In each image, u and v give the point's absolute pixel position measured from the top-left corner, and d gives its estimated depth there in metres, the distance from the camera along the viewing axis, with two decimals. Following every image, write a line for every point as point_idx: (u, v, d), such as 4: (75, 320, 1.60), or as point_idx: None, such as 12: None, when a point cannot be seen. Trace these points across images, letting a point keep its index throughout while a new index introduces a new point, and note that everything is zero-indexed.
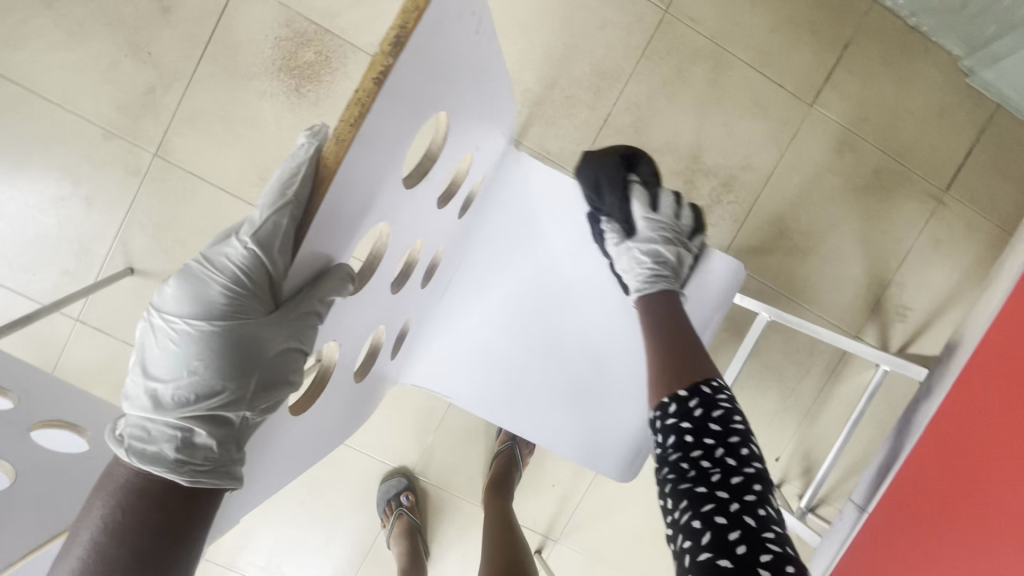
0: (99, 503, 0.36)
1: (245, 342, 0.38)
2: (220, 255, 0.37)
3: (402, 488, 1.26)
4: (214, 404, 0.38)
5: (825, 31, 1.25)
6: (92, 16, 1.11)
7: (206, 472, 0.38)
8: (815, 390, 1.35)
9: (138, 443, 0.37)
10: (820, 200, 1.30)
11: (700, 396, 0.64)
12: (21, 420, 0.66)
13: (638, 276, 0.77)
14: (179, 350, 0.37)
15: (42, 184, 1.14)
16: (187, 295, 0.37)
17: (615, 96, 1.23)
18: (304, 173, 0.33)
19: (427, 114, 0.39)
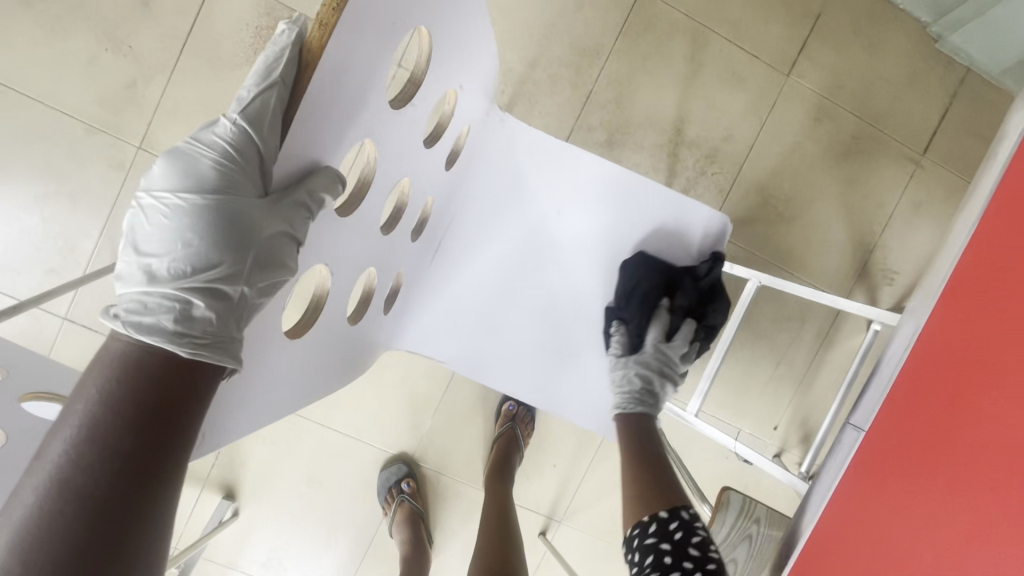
0: (95, 376, 0.33)
1: (241, 217, 0.36)
2: (208, 133, 0.36)
3: (402, 475, 1.25)
4: (212, 277, 0.36)
5: (796, 3, 1.28)
6: (70, 12, 1.11)
7: (208, 346, 0.35)
8: (809, 357, 1.36)
9: (135, 314, 0.34)
10: (803, 168, 1.32)
11: (680, 519, 0.65)
12: (11, 392, 0.66)
13: (622, 393, 0.81)
14: (173, 223, 0.35)
15: (25, 183, 1.13)
16: (178, 171, 0.36)
17: (595, 74, 1.25)
18: (289, 57, 0.34)
19: (407, 28, 0.39)
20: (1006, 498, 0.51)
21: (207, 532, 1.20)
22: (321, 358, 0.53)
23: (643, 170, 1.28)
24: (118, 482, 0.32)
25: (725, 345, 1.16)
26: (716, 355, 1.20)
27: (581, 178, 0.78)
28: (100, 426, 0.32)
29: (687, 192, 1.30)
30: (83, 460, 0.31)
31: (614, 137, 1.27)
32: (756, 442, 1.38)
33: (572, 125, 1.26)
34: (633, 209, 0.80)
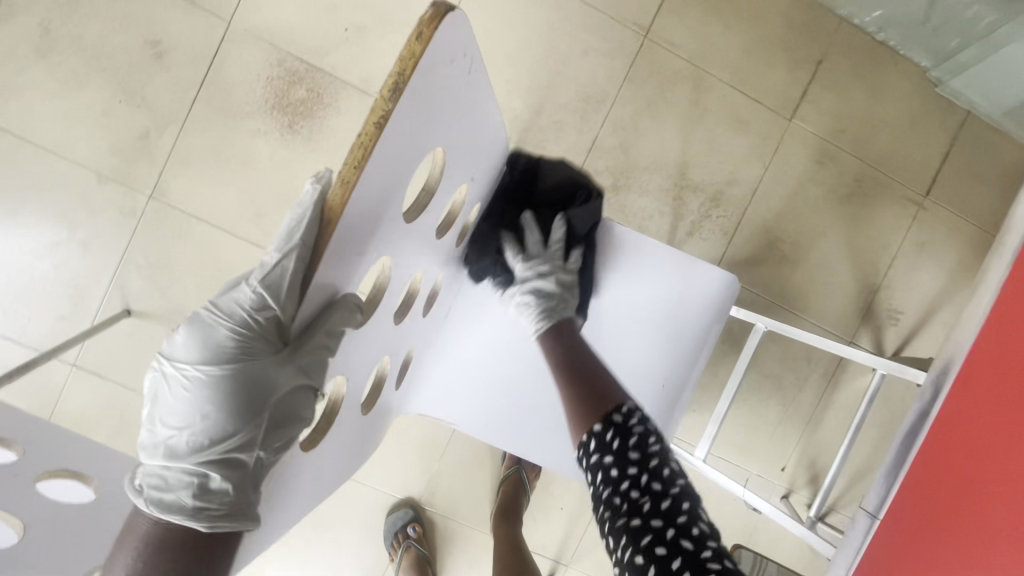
0: (125, 556, 0.35)
1: (258, 386, 0.38)
2: (228, 300, 0.38)
3: (409, 519, 1.25)
4: (226, 448, 0.37)
5: (798, 49, 1.30)
6: (85, 65, 1.13)
7: (227, 517, 0.37)
8: (816, 397, 1.36)
9: (158, 492, 0.37)
10: (807, 210, 1.33)
11: (613, 427, 0.56)
12: (27, 472, 0.66)
13: (532, 321, 0.73)
14: (192, 395, 0.37)
15: (38, 231, 1.14)
16: (198, 342, 0.37)
17: (600, 120, 1.26)
18: (310, 218, 0.34)
19: (422, 152, 0.41)
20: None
21: None
22: (332, 456, 0.54)
23: (648, 213, 1.29)
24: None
25: (733, 392, 1.16)
26: (722, 401, 1.20)
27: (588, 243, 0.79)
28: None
29: (693, 234, 1.31)
30: None
31: (619, 181, 1.28)
32: (764, 482, 1.38)
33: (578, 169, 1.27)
34: (640, 268, 0.80)
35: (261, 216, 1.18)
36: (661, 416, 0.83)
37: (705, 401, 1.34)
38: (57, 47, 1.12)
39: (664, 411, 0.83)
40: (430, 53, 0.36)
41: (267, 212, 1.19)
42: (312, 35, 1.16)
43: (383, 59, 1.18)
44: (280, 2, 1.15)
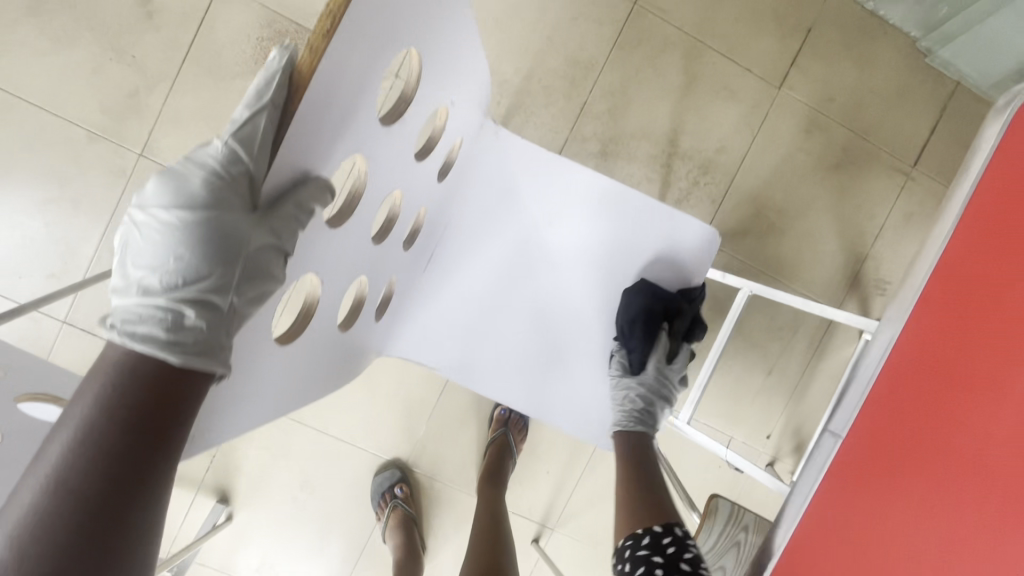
0: (96, 382, 0.33)
1: (235, 230, 0.37)
2: (203, 154, 0.37)
3: (396, 480, 1.26)
4: (202, 288, 0.37)
5: (788, 18, 1.30)
6: (75, 23, 1.13)
7: (198, 354, 0.35)
8: (801, 365, 1.37)
9: (129, 325, 0.35)
10: (795, 179, 1.34)
11: (675, 535, 0.70)
12: (10, 393, 0.68)
13: (622, 413, 0.84)
14: (163, 236, 0.36)
15: (28, 188, 1.15)
16: (168, 188, 0.36)
17: (590, 86, 1.27)
18: (280, 81, 0.34)
19: (395, 52, 0.40)
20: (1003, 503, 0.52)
21: (201, 536, 1.21)
22: (313, 362, 0.54)
23: (636, 180, 1.30)
24: (117, 489, 0.32)
25: (716, 355, 1.17)
26: (707, 365, 1.22)
27: (576, 193, 0.80)
28: (97, 432, 0.32)
29: (681, 202, 1.32)
30: (81, 466, 0.31)
31: (607, 147, 1.29)
32: (749, 450, 1.39)
33: (567, 135, 1.28)
34: (626, 222, 0.81)
35: None
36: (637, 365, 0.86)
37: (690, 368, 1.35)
38: (48, 4, 1.12)
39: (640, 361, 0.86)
40: None
41: None
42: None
43: None
44: None
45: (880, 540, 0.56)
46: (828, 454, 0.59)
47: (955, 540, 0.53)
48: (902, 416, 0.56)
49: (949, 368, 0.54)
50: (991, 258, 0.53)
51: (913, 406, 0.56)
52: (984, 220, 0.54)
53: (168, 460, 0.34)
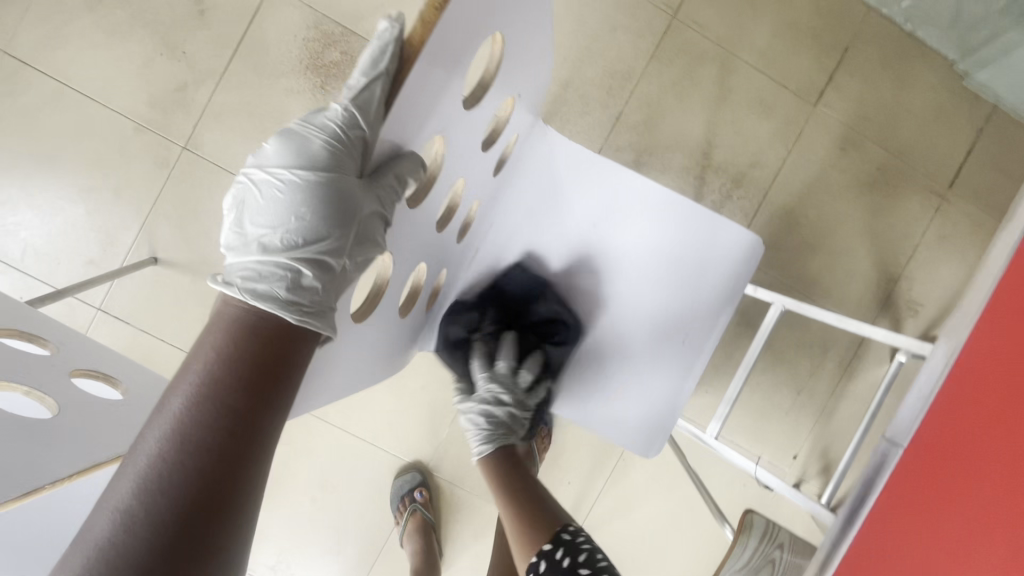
0: (213, 337, 0.36)
1: (351, 195, 0.39)
2: (320, 115, 0.39)
3: (416, 483, 1.25)
4: (319, 249, 0.39)
5: (825, 36, 1.31)
6: (131, 18, 1.17)
7: (313, 314, 0.39)
8: (831, 385, 1.35)
9: (252, 282, 0.38)
10: (828, 196, 1.34)
11: (563, 544, 0.69)
12: (62, 365, 0.66)
13: (478, 439, 0.80)
14: (286, 197, 0.39)
15: (74, 176, 1.18)
16: (291, 149, 0.39)
17: (626, 96, 1.28)
18: (391, 55, 0.35)
19: (485, 36, 0.41)
20: None
21: None
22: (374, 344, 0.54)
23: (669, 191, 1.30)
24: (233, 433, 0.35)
25: (748, 369, 1.15)
26: (735, 381, 1.20)
27: (621, 197, 0.80)
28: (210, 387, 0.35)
29: None
30: (206, 414, 0.34)
31: (641, 157, 1.29)
32: (774, 470, 1.36)
33: (602, 144, 1.28)
34: (669, 228, 0.80)
35: None
36: (683, 370, 0.83)
37: (718, 382, 1.34)
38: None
39: (685, 366, 0.83)
40: None
41: None
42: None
43: None
44: None
45: (935, 553, 0.57)
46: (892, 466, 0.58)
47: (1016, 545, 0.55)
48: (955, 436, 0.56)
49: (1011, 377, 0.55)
50: None
51: (976, 416, 0.56)
52: None
53: (276, 418, 0.37)
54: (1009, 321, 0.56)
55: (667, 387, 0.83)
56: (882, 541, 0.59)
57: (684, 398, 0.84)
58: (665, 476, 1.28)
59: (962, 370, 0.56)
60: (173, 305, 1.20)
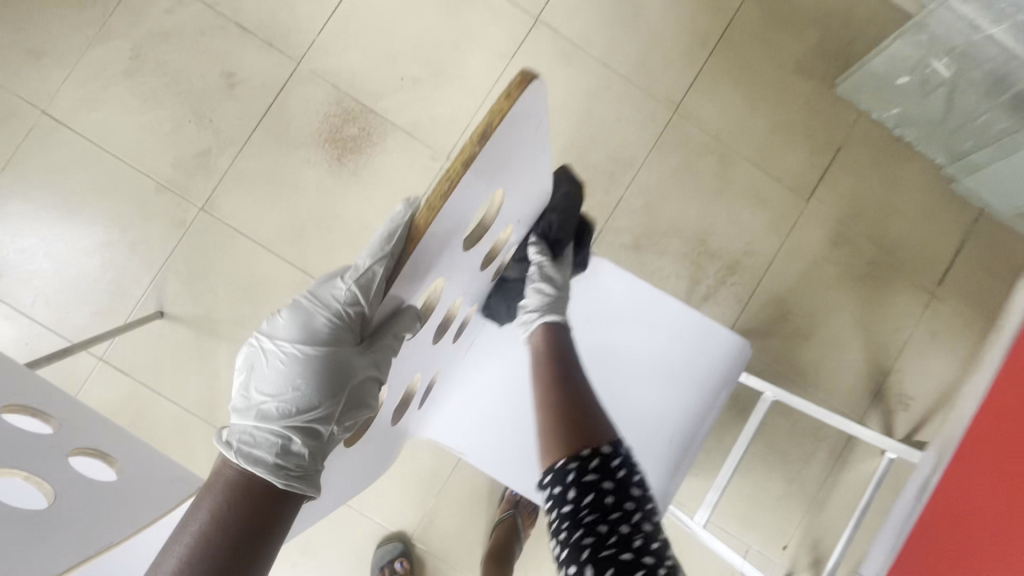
0: (210, 499, 0.41)
1: (348, 369, 0.46)
2: (329, 292, 0.46)
3: (397, 554, 1.23)
4: (310, 418, 0.46)
5: (819, 136, 1.38)
6: (165, 87, 1.24)
7: (298, 478, 0.44)
8: (822, 475, 1.33)
9: (246, 446, 0.43)
10: (821, 286, 1.37)
11: (599, 459, 0.61)
12: (60, 446, 0.65)
13: (541, 305, 0.75)
14: (287, 369, 0.46)
15: (95, 230, 1.23)
16: (297, 324, 0.46)
17: (627, 182, 1.34)
18: (399, 234, 0.40)
19: (486, 195, 0.45)
20: None
21: None
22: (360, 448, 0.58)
23: (665, 274, 1.34)
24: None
25: (736, 460, 1.16)
26: (725, 469, 1.20)
27: (614, 291, 0.84)
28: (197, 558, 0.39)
29: (708, 299, 1.35)
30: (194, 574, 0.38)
31: (640, 240, 1.34)
32: (764, 561, 1.33)
33: (603, 225, 1.34)
34: (660, 325, 0.83)
35: (299, 237, 1.25)
36: (669, 468, 0.84)
37: (708, 465, 1.33)
38: (144, 70, 1.24)
39: (676, 461, 0.84)
40: (518, 107, 0.40)
41: (306, 234, 1.26)
42: (370, 81, 1.27)
43: (432, 109, 1.28)
44: (348, 51, 1.27)
45: None
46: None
47: None
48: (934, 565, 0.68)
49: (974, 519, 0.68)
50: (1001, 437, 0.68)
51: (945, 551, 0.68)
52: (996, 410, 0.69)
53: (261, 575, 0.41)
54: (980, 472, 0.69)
55: (656, 481, 0.84)
56: None
57: (673, 488, 0.85)
58: None
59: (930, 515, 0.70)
60: (175, 359, 1.23)
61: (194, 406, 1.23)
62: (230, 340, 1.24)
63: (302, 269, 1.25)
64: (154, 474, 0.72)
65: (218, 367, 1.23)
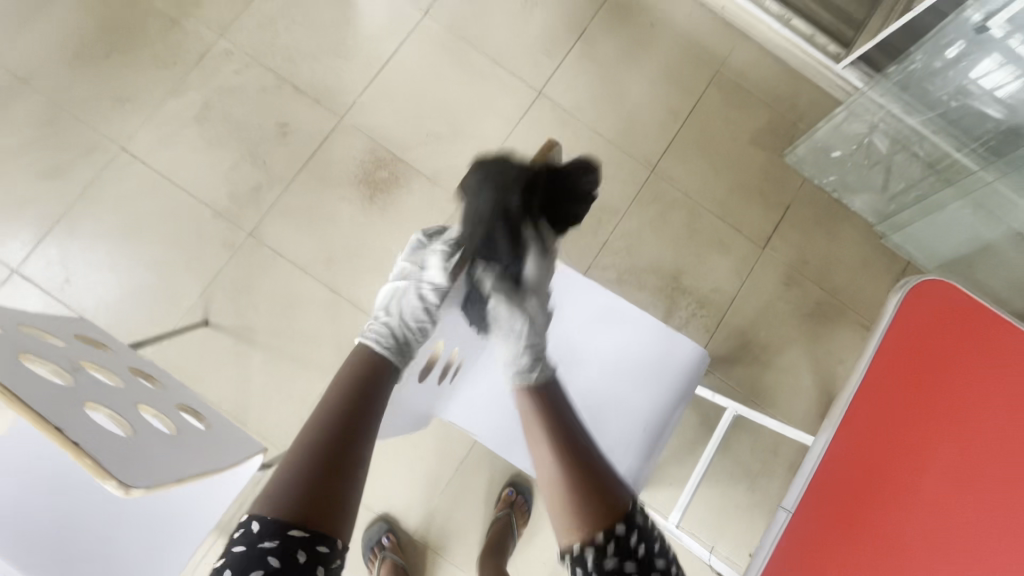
0: (362, 353, 0.88)
1: (417, 315, 0.90)
2: (416, 269, 0.94)
3: (383, 531, 1.38)
4: (401, 321, 0.91)
5: (771, 196, 1.65)
6: (227, 133, 1.48)
7: (396, 351, 0.88)
8: (781, 488, 1.50)
9: (373, 331, 0.91)
10: (776, 321, 1.60)
11: (614, 541, 0.72)
12: (169, 399, 0.78)
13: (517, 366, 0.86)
14: (395, 300, 0.93)
15: (155, 248, 1.42)
16: (400, 279, 0.95)
17: (612, 227, 1.59)
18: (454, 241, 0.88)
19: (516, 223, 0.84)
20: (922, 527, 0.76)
21: None
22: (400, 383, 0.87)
23: (644, 306, 1.57)
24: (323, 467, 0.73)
25: (703, 468, 1.34)
26: (693, 476, 1.38)
27: (604, 307, 1.04)
28: (320, 435, 0.76)
29: (680, 328, 1.57)
30: (342, 411, 0.79)
31: (622, 276, 1.57)
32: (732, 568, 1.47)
33: (591, 262, 1.57)
34: (636, 336, 1.04)
35: (332, 261, 1.46)
36: (642, 455, 1.03)
37: (680, 476, 1.50)
38: (211, 118, 1.48)
39: (648, 449, 1.03)
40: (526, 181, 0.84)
41: (337, 259, 1.47)
42: (400, 135, 1.53)
43: (451, 160, 1.53)
44: (383, 110, 1.53)
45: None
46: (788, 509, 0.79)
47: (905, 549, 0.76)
48: (859, 478, 0.78)
49: (883, 436, 0.79)
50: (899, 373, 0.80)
51: (859, 465, 0.79)
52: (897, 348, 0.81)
53: (372, 422, 0.81)
54: (879, 392, 0.80)
55: (631, 464, 1.03)
56: (801, 547, 0.78)
57: (645, 472, 1.04)
58: None
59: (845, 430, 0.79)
60: (215, 362, 1.40)
61: (229, 406, 1.39)
62: (264, 348, 1.41)
63: (332, 289, 1.45)
64: (233, 434, 0.83)
65: (252, 371, 1.40)
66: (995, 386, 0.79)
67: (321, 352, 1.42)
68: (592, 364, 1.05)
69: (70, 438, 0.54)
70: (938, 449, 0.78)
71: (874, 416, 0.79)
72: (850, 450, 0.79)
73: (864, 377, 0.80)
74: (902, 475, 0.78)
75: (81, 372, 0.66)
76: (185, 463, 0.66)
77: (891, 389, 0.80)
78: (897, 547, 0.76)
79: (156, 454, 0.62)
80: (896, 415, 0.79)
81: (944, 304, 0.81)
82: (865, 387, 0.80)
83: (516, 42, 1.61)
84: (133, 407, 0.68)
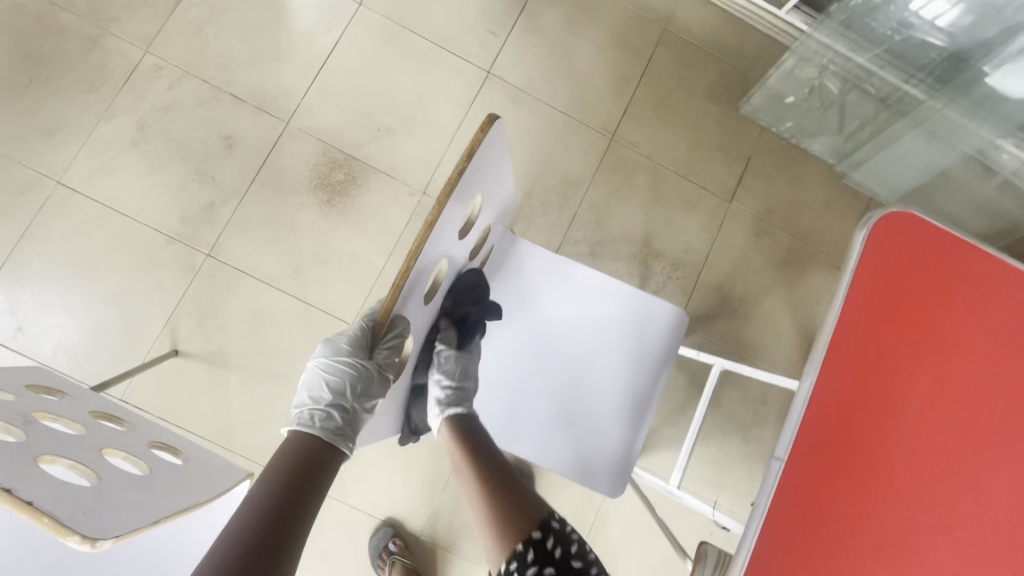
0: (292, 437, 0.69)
1: (347, 391, 0.71)
2: (338, 337, 0.74)
3: (389, 536, 1.37)
4: (335, 412, 0.71)
5: (731, 149, 1.65)
6: (169, 152, 1.41)
7: (339, 434, 0.70)
8: (774, 435, 1.54)
9: (304, 423, 0.71)
10: (751, 274, 1.61)
11: (554, 534, 0.74)
12: (138, 439, 0.75)
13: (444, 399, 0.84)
14: (317, 381, 0.74)
15: (109, 283, 1.36)
16: (326, 350, 0.74)
17: (579, 200, 1.58)
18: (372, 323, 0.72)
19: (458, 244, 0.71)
20: (908, 462, 0.77)
21: None
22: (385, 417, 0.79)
23: (620, 275, 1.56)
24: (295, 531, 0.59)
25: (696, 429, 1.34)
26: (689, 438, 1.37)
27: (575, 281, 1.04)
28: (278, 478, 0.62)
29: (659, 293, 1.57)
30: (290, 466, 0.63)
31: (595, 248, 1.56)
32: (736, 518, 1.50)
33: (561, 239, 1.56)
34: (614, 305, 1.03)
35: (298, 272, 1.42)
36: (634, 422, 1.03)
37: (676, 437, 1.52)
38: (149, 138, 1.41)
39: (636, 417, 1.03)
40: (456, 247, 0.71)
41: (304, 269, 1.43)
42: (350, 133, 1.48)
43: (407, 152, 1.49)
44: (329, 110, 1.48)
45: (864, 532, 0.76)
46: (777, 472, 0.76)
47: (894, 487, 0.77)
48: (846, 424, 0.78)
49: (868, 377, 0.79)
50: (874, 311, 0.80)
51: (846, 410, 0.78)
52: (870, 287, 0.80)
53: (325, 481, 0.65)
54: (859, 331, 0.79)
55: (625, 434, 1.03)
56: (798, 504, 0.76)
57: (640, 440, 1.04)
58: (638, 529, 1.43)
59: (829, 375, 0.78)
60: (191, 392, 1.36)
61: (211, 435, 1.35)
62: (240, 371, 1.37)
63: (303, 300, 1.41)
64: (214, 462, 0.80)
65: (232, 395, 1.36)
66: (965, 312, 0.80)
67: (300, 366, 1.39)
68: (573, 340, 1.03)
69: (20, 500, 0.55)
70: (917, 380, 0.79)
71: (855, 358, 0.79)
72: (837, 393, 0.78)
73: (838, 319, 0.80)
74: (885, 411, 0.78)
75: (35, 428, 0.64)
76: (148, 503, 0.63)
77: (870, 328, 0.80)
78: (886, 485, 0.77)
79: (113, 502, 0.61)
80: (878, 346, 0.79)
81: (910, 233, 0.81)
82: (843, 324, 0.79)
83: (457, 22, 1.56)
84: (96, 454, 0.67)
